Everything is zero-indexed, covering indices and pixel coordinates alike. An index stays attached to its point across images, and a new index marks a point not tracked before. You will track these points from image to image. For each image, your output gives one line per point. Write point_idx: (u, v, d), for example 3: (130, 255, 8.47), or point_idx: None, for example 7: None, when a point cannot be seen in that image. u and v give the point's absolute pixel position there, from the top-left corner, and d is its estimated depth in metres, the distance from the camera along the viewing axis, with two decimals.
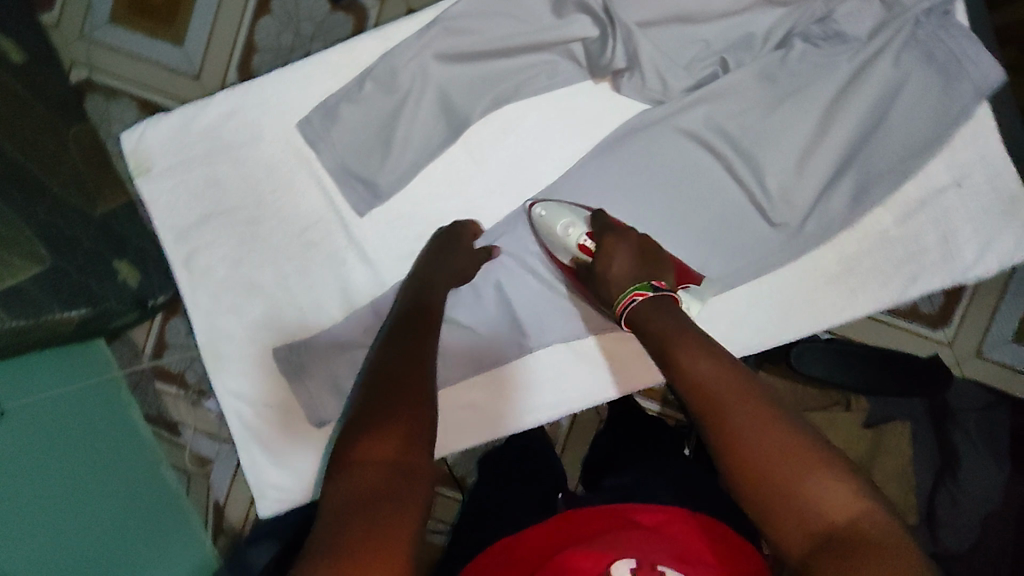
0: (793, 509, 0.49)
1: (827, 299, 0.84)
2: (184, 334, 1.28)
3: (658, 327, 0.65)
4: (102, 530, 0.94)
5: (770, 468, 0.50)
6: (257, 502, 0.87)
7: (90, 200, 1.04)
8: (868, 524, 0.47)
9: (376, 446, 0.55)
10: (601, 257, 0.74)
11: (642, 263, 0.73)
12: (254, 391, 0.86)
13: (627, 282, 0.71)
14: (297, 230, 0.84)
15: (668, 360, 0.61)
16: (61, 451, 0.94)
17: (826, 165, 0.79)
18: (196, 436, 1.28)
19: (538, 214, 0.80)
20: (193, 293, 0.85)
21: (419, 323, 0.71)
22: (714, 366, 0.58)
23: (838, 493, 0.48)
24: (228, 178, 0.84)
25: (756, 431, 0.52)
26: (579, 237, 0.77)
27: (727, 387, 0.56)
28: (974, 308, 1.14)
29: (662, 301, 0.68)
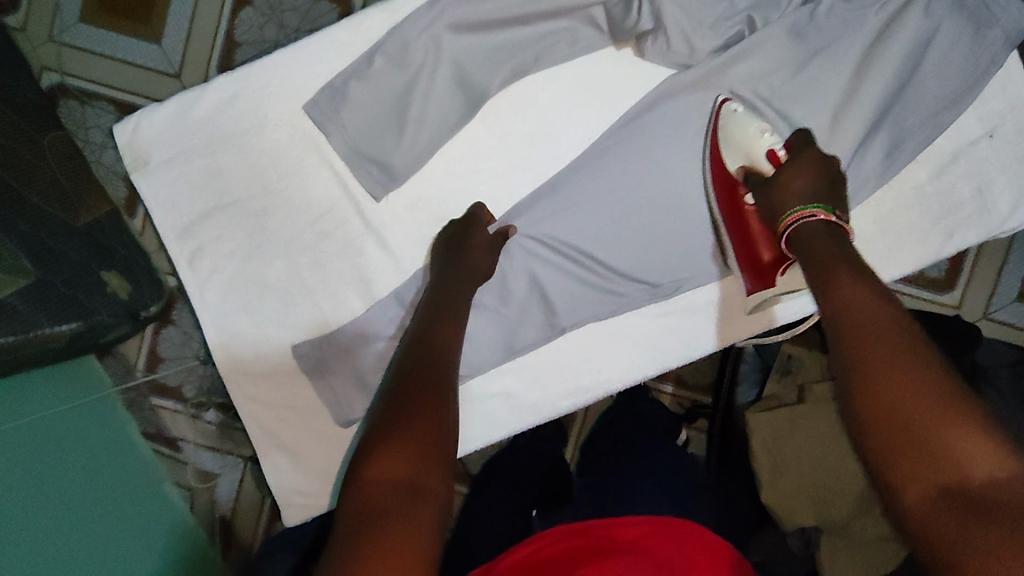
0: (923, 455, 0.48)
1: (867, 260, 0.83)
2: (180, 345, 1.22)
3: (822, 253, 0.65)
4: (109, 554, 0.89)
5: (905, 412, 0.50)
6: (283, 510, 0.82)
7: (72, 210, 0.98)
8: (1007, 481, 0.45)
9: (388, 461, 0.51)
10: (784, 171, 0.72)
11: (827, 188, 0.71)
12: (272, 392, 0.81)
13: (806, 200, 0.69)
14: (310, 219, 0.80)
15: (822, 291, 0.62)
16: (60, 477, 0.88)
17: (860, 123, 0.76)
18: (198, 451, 1.23)
19: (733, 110, 0.76)
20: (201, 292, 0.80)
21: (440, 335, 0.66)
22: (872, 306, 0.58)
23: (980, 446, 0.47)
24: (231, 169, 0.79)
25: (899, 373, 0.52)
26: (772, 144, 0.75)
27: (881, 328, 0.56)
28: (982, 266, 1.13)
29: (838, 228, 0.67)
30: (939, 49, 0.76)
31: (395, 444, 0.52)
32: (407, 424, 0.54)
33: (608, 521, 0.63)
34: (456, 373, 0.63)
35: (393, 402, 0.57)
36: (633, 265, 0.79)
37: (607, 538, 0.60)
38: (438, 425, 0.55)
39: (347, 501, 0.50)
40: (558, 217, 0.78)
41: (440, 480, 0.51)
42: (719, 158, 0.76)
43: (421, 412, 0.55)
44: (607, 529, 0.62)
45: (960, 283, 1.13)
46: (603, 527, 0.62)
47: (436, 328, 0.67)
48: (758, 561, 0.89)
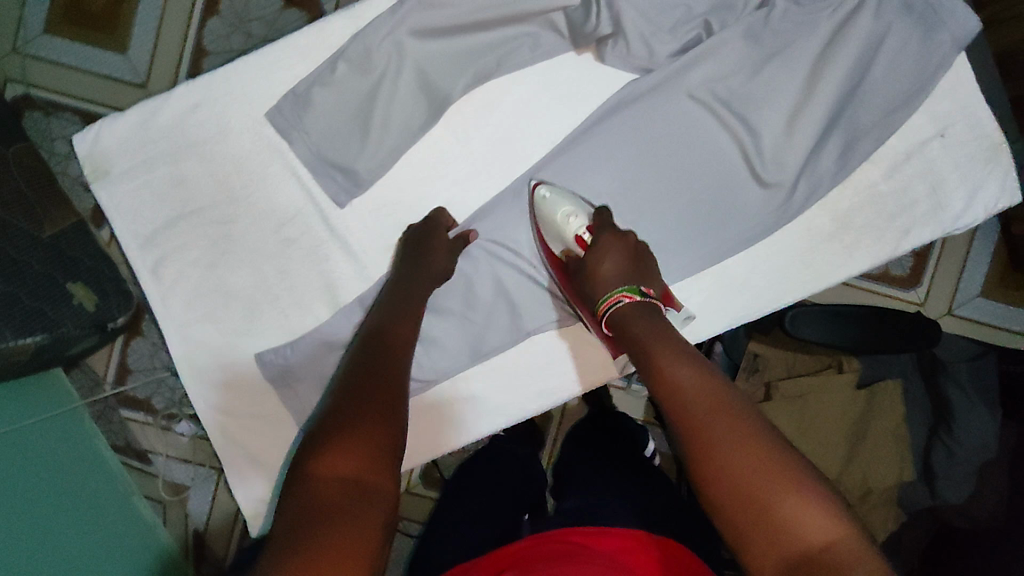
0: (762, 534, 0.47)
1: (824, 259, 0.85)
2: (149, 356, 1.19)
3: (640, 333, 0.64)
4: (78, 569, 0.88)
5: (741, 491, 0.48)
6: (250, 520, 0.81)
7: (35, 220, 0.96)
8: (841, 549, 0.44)
9: (337, 456, 0.51)
10: (593, 256, 0.72)
11: (633, 266, 0.71)
12: (236, 401, 0.81)
13: (616, 283, 0.70)
14: (274, 226, 0.79)
15: (649, 367, 0.60)
16: (26, 489, 0.87)
17: (815, 124, 0.78)
18: (170, 463, 1.20)
19: (540, 197, 0.76)
20: (165, 302, 0.80)
21: (394, 338, 0.68)
22: (693, 376, 0.57)
23: (811, 516, 0.46)
24: (194, 176, 0.79)
25: (727, 448, 0.50)
26: (578, 227, 0.74)
27: (705, 399, 0.54)
28: (943, 263, 1.16)
29: (649, 306, 0.67)
30: (890, 51, 0.78)
31: (352, 436, 0.53)
32: (359, 422, 0.54)
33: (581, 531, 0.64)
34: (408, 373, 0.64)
35: (354, 395, 0.58)
36: None
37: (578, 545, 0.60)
38: (388, 430, 0.55)
39: (294, 489, 0.49)
40: (522, 220, 0.79)
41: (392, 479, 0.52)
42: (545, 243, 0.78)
43: (372, 413, 0.56)
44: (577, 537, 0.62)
45: (924, 280, 1.16)
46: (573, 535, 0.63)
47: (392, 329, 0.68)
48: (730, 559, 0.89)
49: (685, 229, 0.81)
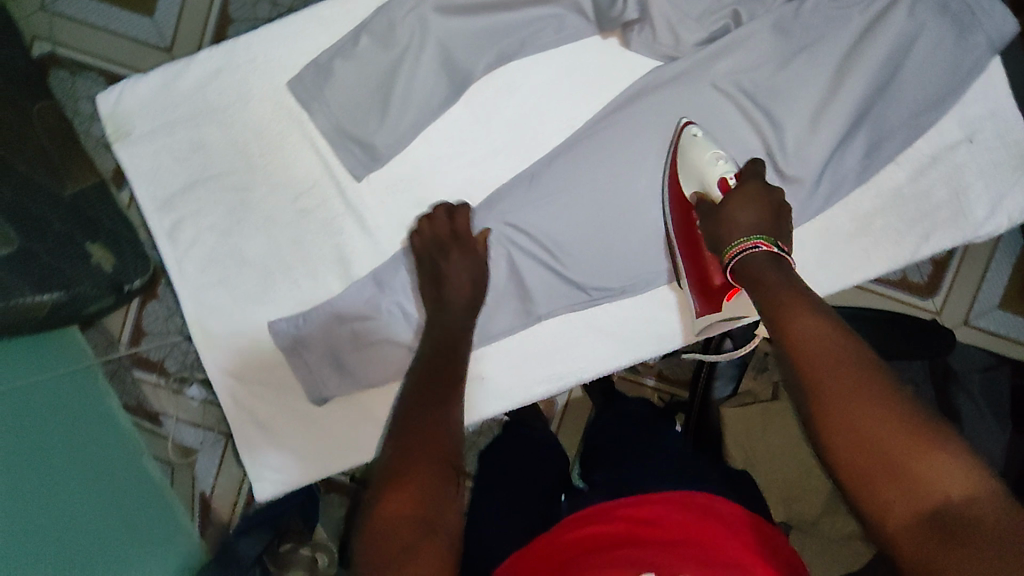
0: (895, 482, 0.48)
1: (841, 260, 0.84)
2: (164, 319, 1.22)
3: (764, 287, 0.65)
4: (87, 526, 0.90)
5: (871, 440, 0.50)
6: (253, 485, 0.83)
7: (58, 178, 0.99)
8: (982, 501, 0.45)
9: (400, 499, 0.52)
10: (732, 202, 0.72)
11: (773, 219, 0.71)
12: (248, 367, 0.82)
13: (749, 231, 0.70)
14: (290, 196, 0.80)
15: (775, 323, 0.61)
16: (37, 446, 0.89)
17: (841, 122, 0.77)
18: (179, 427, 1.22)
19: (693, 135, 0.76)
20: (180, 265, 0.81)
21: (445, 368, 0.69)
22: (823, 334, 0.58)
23: (947, 467, 0.47)
24: (214, 142, 0.79)
25: (857, 401, 0.52)
26: (725, 171, 0.75)
27: (835, 356, 0.56)
28: (962, 273, 1.14)
29: (782, 259, 0.67)
30: (922, 51, 0.77)
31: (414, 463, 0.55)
32: (412, 457, 0.56)
33: (614, 509, 0.62)
34: (458, 414, 0.63)
35: (402, 437, 0.58)
36: (607, 259, 0.79)
37: (635, 530, 0.58)
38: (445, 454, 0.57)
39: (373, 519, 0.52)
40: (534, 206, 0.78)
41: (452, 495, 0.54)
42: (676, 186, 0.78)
43: (420, 446, 0.57)
44: (619, 520, 0.60)
45: (942, 290, 1.14)
46: (612, 516, 0.61)
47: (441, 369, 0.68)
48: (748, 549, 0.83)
49: None
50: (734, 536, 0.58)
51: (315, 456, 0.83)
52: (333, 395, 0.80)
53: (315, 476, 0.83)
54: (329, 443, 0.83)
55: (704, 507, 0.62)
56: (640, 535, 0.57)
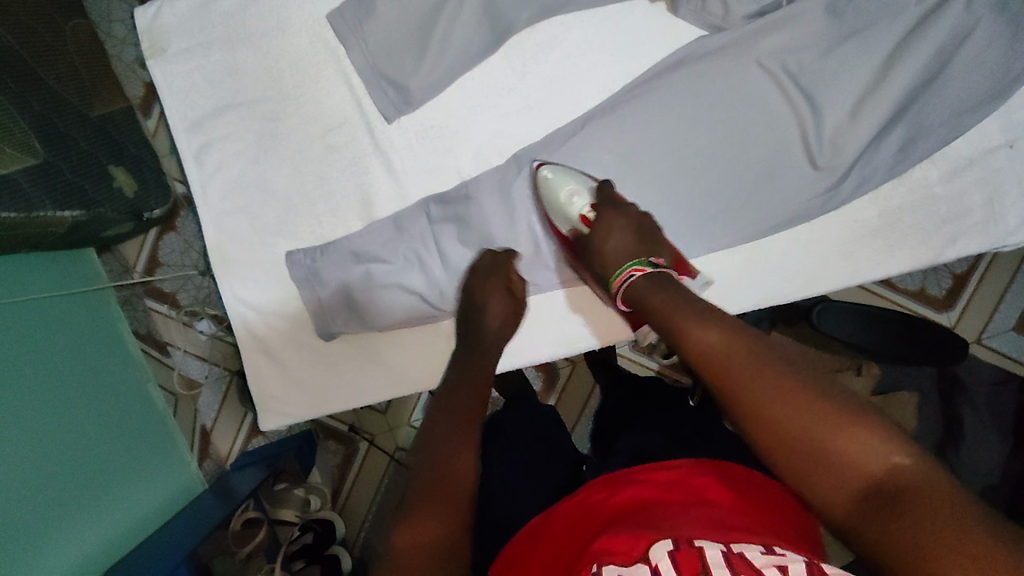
0: (825, 472, 0.48)
1: (865, 255, 0.83)
2: (179, 253, 1.23)
3: (652, 300, 0.63)
4: (91, 445, 0.92)
5: (793, 438, 0.49)
6: (259, 414, 0.84)
7: (88, 99, 1.01)
8: (905, 472, 0.45)
9: (421, 525, 0.49)
10: (597, 233, 0.72)
11: (641, 238, 0.70)
12: (263, 297, 0.82)
13: (624, 259, 0.69)
14: (319, 130, 0.80)
15: (673, 332, 0.59)
16: (48, 367, 0.90)
17: (882, 113, 0.76)
18: (186, 358, 1.24)
19: (544, 178, 0.76)
20: (204, 188, 0.81)
21: (470, 377, 0.63)
22: (719, 333, 0.56)
23: (865, 447, 0.47)
24: (249, 68, 0.79)
25: (767, 395, 0.51)
26: (581, 206, 0.74)
27: (737, 356, 0.54)
28: (982, 288, 1.13)
29: (663, 275, 0.66)
30: (973, 48, 0.75)
31: (427, 496, 0.51)
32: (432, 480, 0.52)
33: (632, 476, 0.62)
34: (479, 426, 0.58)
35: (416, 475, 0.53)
36: None
37: (655, 496, 0.57)
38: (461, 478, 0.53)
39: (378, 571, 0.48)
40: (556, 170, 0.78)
41: (461, 537, 0.50)
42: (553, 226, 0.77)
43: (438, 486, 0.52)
44: (642, 487, 0.59)
45: (958, 304, 1.13)
46: (633, 481, 0.61)
47: (465, 374, 0.63)
48: None
49: (731, 203, 0.79)
50: (749, 505, 0.57)
51: (326, 392, 0.84)
52: (342, 331, 0.80)
53: (320, 411, 0.84)
54: (341, 384, 0.84)
55: (728, 479, 0.61)
56: (655, 498, 0.57)
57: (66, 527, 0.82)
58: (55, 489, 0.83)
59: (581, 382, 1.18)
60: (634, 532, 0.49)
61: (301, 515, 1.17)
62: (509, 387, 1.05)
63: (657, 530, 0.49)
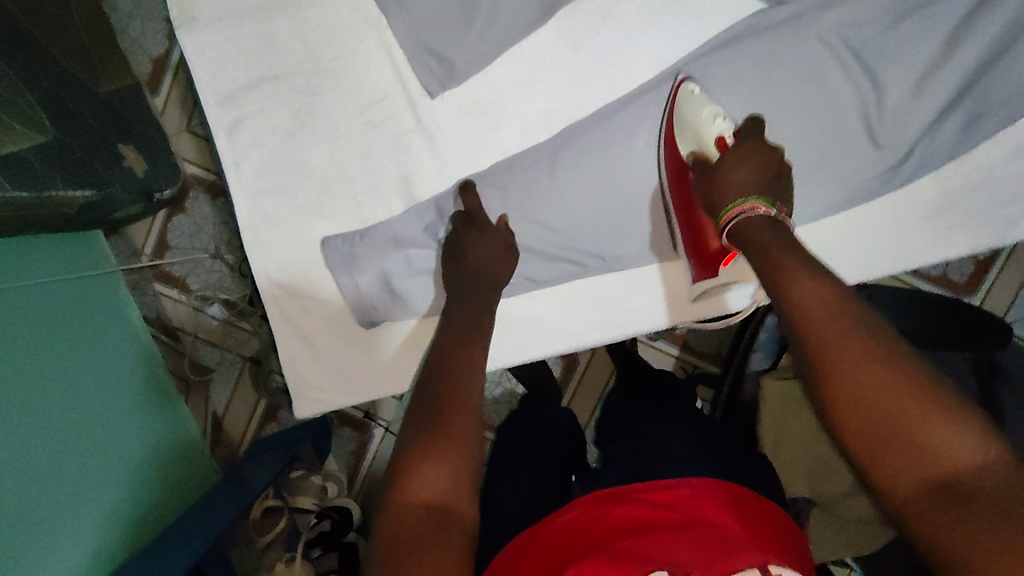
0: (897, 457, 0.44)
1: (920, 238, 0.81)
2: (190, 236, 1.15)
3: (762, 249, 0.60)
4: (103, 435, 0.89)
5: (871, 413, 0.46)
6: (294, 401, 0.81)
7: (94, 75, 0.95)
8: (987, 471, 0.41)
9: (419, 485, 0.48)
10: (727, 161, 0.68)
11: (771, 181, 0.67)
12: (299, 281, 0.79)
13: (745, 192, 0.65)
14: (359, 106, 0.76)
15: (776, 285, 0.56)
16: (53, 356, 0.85)
17: (946, 91, 0.72)
18: (197, 344, 1.18)
19: (687, 91, 0.71)
20: (237, 166, 0.77)
21: (471, 343, 0.61)
22: (824, 295, 0.53)
23: (949, 437, 0.43)
24: (284, 39, 0.75)
25: (856, 366, 0.48)
26: (722, 130, 0.71)
27: (838, 323, 0.51)
28: (1006, 274, 1.10)
29: (783, 223, 0.62)
30: None
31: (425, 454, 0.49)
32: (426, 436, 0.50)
33: (634, 492, 0.59)
34: (479, 385, 0.56)
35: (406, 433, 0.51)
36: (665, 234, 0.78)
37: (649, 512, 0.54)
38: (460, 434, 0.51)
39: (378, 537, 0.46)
40: (609, 145, 0.74)
41: (467, 499, 0.49)
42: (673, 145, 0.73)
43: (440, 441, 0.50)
44: (640, 501, 0.56)
45: (981, 290, 1.11)
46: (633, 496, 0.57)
47: (458, 335, 0.61)
48: None
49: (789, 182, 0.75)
50: (753, 528, 0.54)
51: (363, 379, 0.81)
52: (383, 320, 0.78)
53: (356, 398, 0.82)
54: (378, 371, 0.81)
55: (735, 495, 0.58)
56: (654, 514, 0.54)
57: (72, 521, 0.79)
58: (62, 484, 0.79)
59: (601, 371, 1.15)
60: (634, 551, 0.48)
61: (319, 503, 1.09)
62: (533, 375, 1.02)
63: (654, 551, 0.48)
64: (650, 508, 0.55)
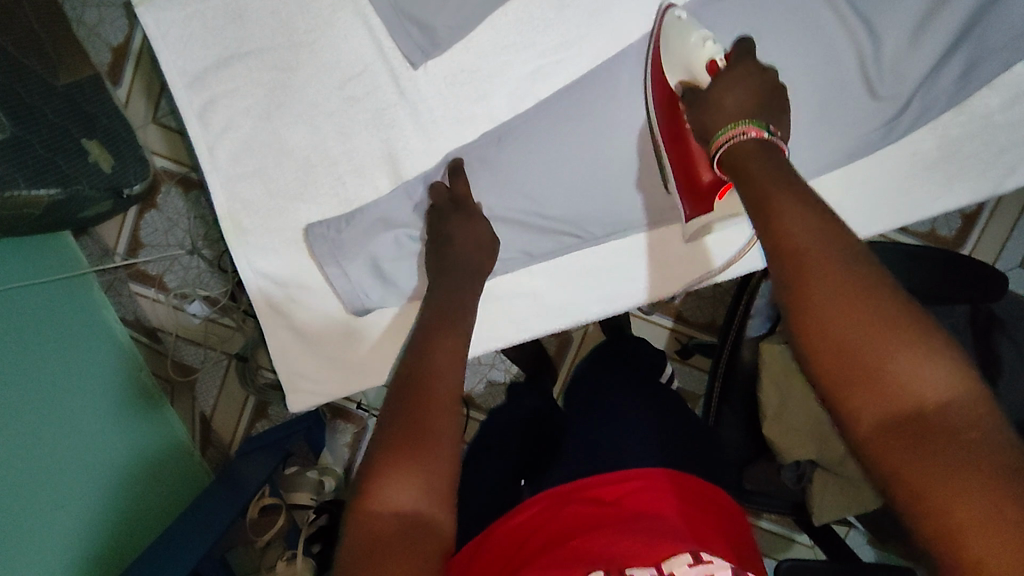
0: (865, 388, 0.39)
1: (920, 190, 0.80)
2: (164, 232, 1.10)
3: (743, 176, 0.51)
4: (84, 448, 0.84)
5: (845, 338, 0.40)
6: (287, 394, 0.78)
7: (50, 68, 0.88)
8: (959, 408, 0.36)
9: (392, 494, 0.44)
10: (721, 83, 0.58)
11: (767, 104, 0.57)
12: (286, 269, 0.75)
13: (741, 116, 0.56)
14: (337, 81, 0.72)
15: (757, 210, 0.48)
16: (27, 362, 0.81)
17: (945, 36, 0.70)
18: (179, 343, 1.13)
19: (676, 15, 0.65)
20: (211, 150, 0.73)
21: (449, 334, 0.56)
22: (805, 218, 0.45)
23: (925, 368, 0.38)
24: (254, 13, 0.71)
25: (836, 292, 0.41)
26: (714, 53, 0.61)
27: (819, 247, 0.43)
28: (994, 225, 1.09)
29: (777, 148, 0.53)
30: None
31: (398, 448, 0.45)
32: (397, 437, 0.46)
33: (590, 489, 0.57)
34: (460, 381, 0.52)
35: (382, 434, 0.47)
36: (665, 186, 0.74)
37: (603, 512, 0.53)
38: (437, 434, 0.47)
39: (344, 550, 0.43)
40: (574, 117, 0.70)
41: (444, 508, 0.45)
42: (660, 72, 0.66)
43: (413, 441, 0.46)
44: (601, 500, 0.55)
45: (969, 243, 1.10)
46: (594, 495, 0.56)
47: (439, 327, 0.57)
48: (755, 491, 0.81)
49: (788, 139, 0.73)
50: (709, 526, 0.54)
51: (358, 367, 0.78)
52: (374, 306, 0.74)
53: (350, 388, 0.79)
54: (373, 359, 0.78)
55: (692, 488, 0.58)
56: (609, 514, 0.53)
57: (60, 538, 0.75)
58: (45, 500, 0.75)
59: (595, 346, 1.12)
60: (570, 556, 0.47)
61: (316, 498, 1.04)
62: (529, 354, 0.99)
63: (590, 552, 0.46)
64: (603, 507, 0.54)
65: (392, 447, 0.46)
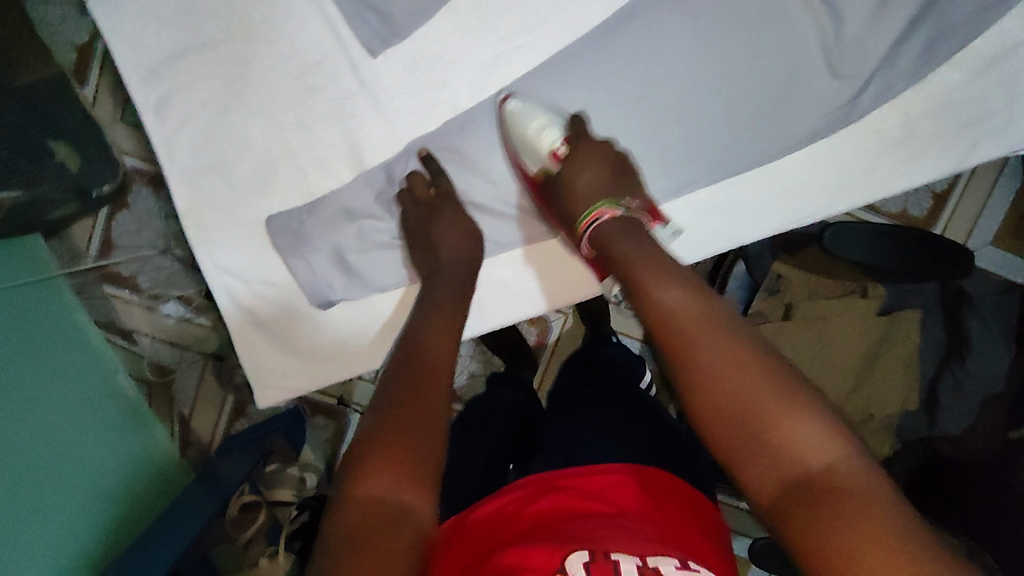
0: (757, 458, 0.47)
1: (884, 168, 0.81)
2: (135, 232, 1.09)
3: (623, 258, 0.61)
4: (63, 454, 0.83)
5: (736, 414, 0.49)
6: (256, 390, 0.78)
7: (11, 69, 0.85)
8: (837, 467, 0.45)
9: (373, 484, 0.44)
10: (568, 169, 0.68)
11: (615, 180, 0.68)
12: (250, 264, 0.74)
13: (593, 199, 0.67)
14: (297, 71, 0.71)
15: (639, 296, 0.58)
16: (9, 370, 0.79)
17: (904, 13, 0.71)
18: (155, 345, 1.11)
19: (511, 110, 0.69)
20: (170, 145, 0.72)
21: (442, 338, 0.57)
22: (690, 307, 0.55)
23: (804, 435, 0.46)
24: (210, 3, 0.70)
25: (724, 373, 0.50)
26: (552, 142, 0.69)
27: (704, 333, 0.53)
28: (964, 200, 1.10)
29: (632, 222, 0.65)
30: None
31: (384, 443, 0.46)
32: (382, 432, 0.47)
33: (568, 479, 0.57)
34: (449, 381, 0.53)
35: (370, 429, 0.48)
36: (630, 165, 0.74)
37: (583, 503, 0.53)
38: (424, 430, 0.48)
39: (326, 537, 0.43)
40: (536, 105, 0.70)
41: (426, 503, 0.45)
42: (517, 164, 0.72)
43: (398, 438, 0.47)
44: (578, 491, 0.55)
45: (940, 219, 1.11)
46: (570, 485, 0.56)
47: (430, 329, 0.58)
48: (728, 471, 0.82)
49: (750, 122, 0.74)
50: (685, 518, 0.55)
51: (328, 360, 0.78)
52: (340, 299, 0.74)
53: (323, 381, 0.79)
54: (343, 352, 0.77)
55: (667, 479, 0.59)
56: (589, 506, 0.53)
57: (39, 545, 0.74)
58: (24, 507, 0.74)
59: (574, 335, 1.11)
60: (551, 541, 0.46)
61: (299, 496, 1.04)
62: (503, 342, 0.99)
63: (576, 537, 0.46)
64: (583, 498, 0.54)
65: (379, 444, 0.46)
